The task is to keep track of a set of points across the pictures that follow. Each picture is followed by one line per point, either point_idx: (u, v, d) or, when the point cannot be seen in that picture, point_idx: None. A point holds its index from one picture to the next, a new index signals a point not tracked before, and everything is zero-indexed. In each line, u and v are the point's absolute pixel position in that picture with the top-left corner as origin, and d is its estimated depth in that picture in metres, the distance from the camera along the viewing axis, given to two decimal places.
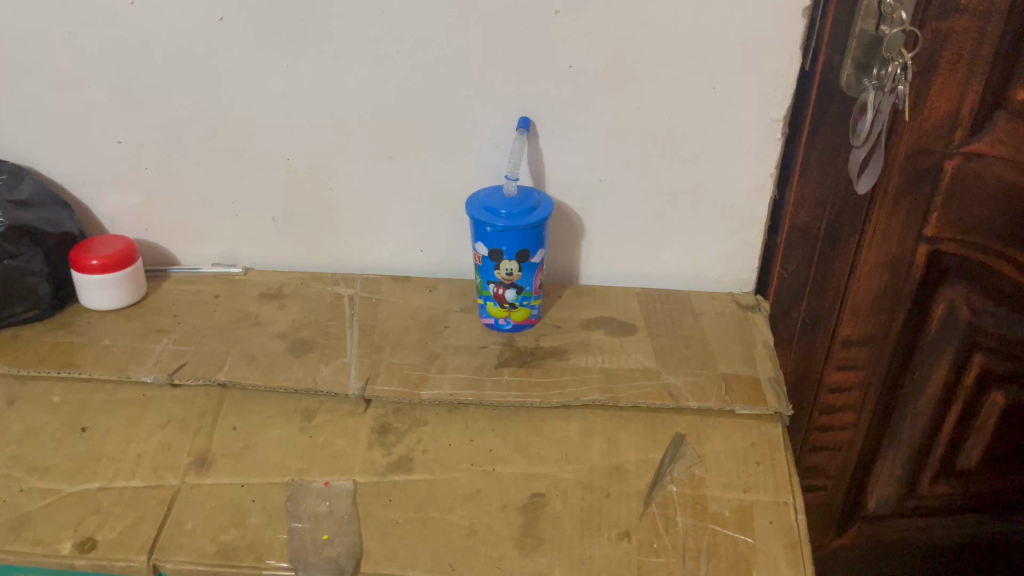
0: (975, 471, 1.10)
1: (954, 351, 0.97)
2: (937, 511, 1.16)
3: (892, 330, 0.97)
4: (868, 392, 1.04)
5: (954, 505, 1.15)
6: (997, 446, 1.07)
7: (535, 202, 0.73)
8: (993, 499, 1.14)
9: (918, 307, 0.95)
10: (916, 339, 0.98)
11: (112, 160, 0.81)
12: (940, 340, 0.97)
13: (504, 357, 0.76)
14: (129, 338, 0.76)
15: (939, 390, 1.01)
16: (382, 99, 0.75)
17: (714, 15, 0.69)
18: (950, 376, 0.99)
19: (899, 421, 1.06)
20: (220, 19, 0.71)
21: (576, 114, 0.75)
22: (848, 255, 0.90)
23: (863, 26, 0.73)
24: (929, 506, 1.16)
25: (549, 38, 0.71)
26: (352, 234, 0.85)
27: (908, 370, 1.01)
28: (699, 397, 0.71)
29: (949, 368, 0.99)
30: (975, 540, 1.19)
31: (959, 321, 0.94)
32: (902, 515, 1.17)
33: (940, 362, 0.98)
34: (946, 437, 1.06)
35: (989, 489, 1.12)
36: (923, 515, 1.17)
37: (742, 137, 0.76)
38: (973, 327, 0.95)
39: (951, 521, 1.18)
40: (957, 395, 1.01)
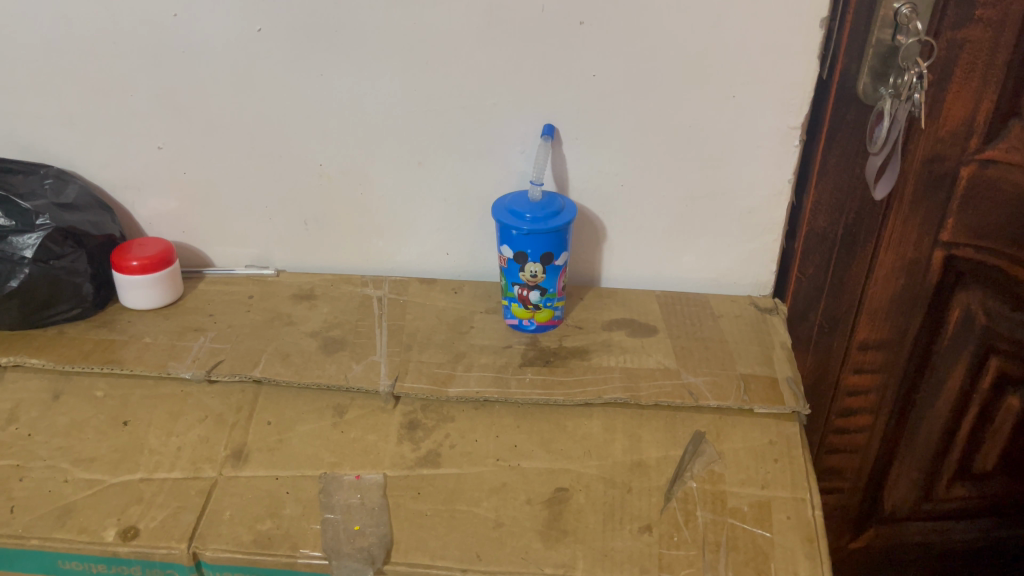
0: (992, 475, 1.11)
1: (970, 355, 0.98)
2: (954, 514, 1.17)
3: (908, 334, 0.99)
4: (884, 395, 1.06)
5: (971, 509, 1.16)
6: (1014, 450, 1.07)
7: (559, 206, 0.76)
8: (1011, 503, 1.14)
9: (935, 311, 0.97)
10: (933, 343, 0.99)
11: (151, 165, 0.84)
12: (956, 344, 0.98)
13: (528, 357, 0.78)
14: (167, 336, 0.79)
15: (956, 393, 1.03)
16: (412, 106, 0.78)
17: (735, 26, 0.71)
18: (966, 379, 1.01)
19: (915, 424, 1.08)
20: (258, 30, 0.74)
21: (600, 121, 0.77)
22: (865, 259, 0.92)
23: (880, 36, 0.75)
24: (946, 509, 1.17)
25: (574, 48, 0.73)
26: (380, 238, 0.88)
27: (925, 373, 1.02)
28: (718, 396, 0.73)
29: (965, 371, 1.00)
30: (992, 544, 1.20)
31: (975, 325, 0.96)
32: (919, 517, 1.19)
33: (956, 366, 1.00)
34: (963, 441, 1.07)
35: (1005, 494, 1.13)
36: (939, 518, 1.18)
37: (762, 144, 0.78)
38: (989, 331, 0.96)
39: (968, 525, 1.19)
40: (974, 398, 1.03)
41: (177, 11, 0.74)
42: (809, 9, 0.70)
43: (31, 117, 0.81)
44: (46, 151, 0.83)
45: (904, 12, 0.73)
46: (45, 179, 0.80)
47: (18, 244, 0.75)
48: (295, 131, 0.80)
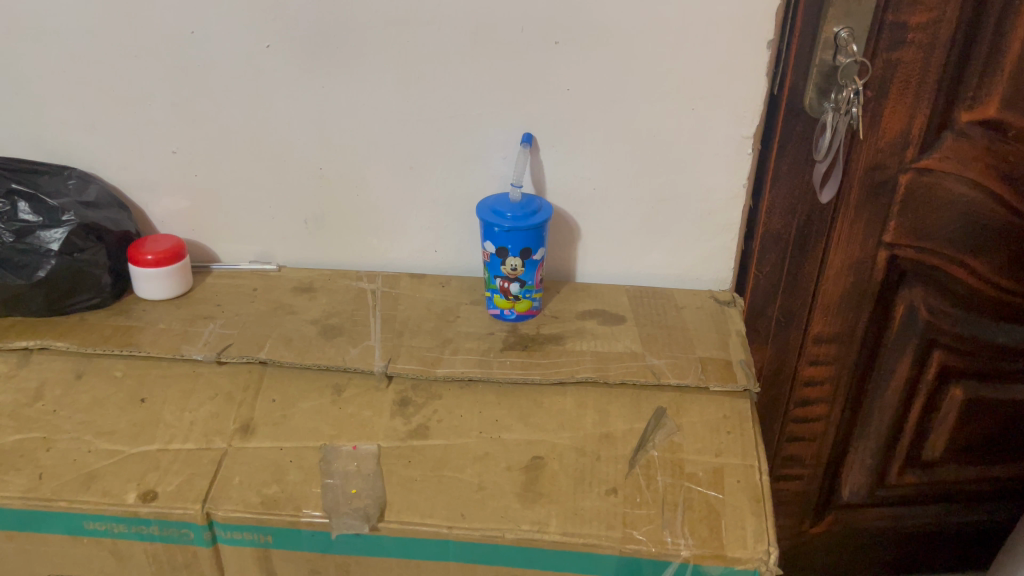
0: (939, 463, 1.23)
1: (915, 348, 1.09)
2: (904, 500, 1.28)
3: (858, 327, 1.08)
4: (838, 385, 1.15)
5: (920, 496, 1.27)
6: (958, 438, 1.19)
7: (537, 206, 0.84)
8: (957, 486, 1.26)
9: (880, 305, 1.06)
10: (882, 336, 1.09)
11: (164, 169, 0.91)
12: (902, 337, 1.08)
13: (509, 342, 0.85)
14: (179, 323, 0.86)
15: (904, 383, 1.13)
16: (406, 116, 0.86)
17: (693, 48, 0.80)
18: (913, 370, 1.11)
19: (868, 411, 1.17)
20: (267, 46, 0.82)
21: (574, 130, 0.86)
22: (817, 258, 1.01)
23: (823, 56, 0.84)
24: (898, 495, 1.27)
25: (551, 66, 0.82)
26: (375, 235, 0.95)
27: (875, 364, 1.12)
28: (678, 375, 0.81)
29: (911, 363, 1.11)
30: (939, 527, 1.31)
31: (919, 320, 1.06)
32: (874, 504, 1.29)
33: (903, 358, 1.10)
34: (912, 429, 1.18)
35: (950, 480, 1.25)
36: (892, 505, 1.29)
37: (719, 152, 0.87)
38: (931, 326, 1.06)
39: (918, 510, 1.29)
40: (920, 387, 1.14)
41: (194, 28, 0.82)
42: (757, 33, 0.79)
43: (57, 122, 0.88)
44: (69, 155, 0.90)
45: (843, 36, 0.82)
46: (69, 179, 0.88)
47: (46, 237, 0.83)
48: (298, 139, 0.88)
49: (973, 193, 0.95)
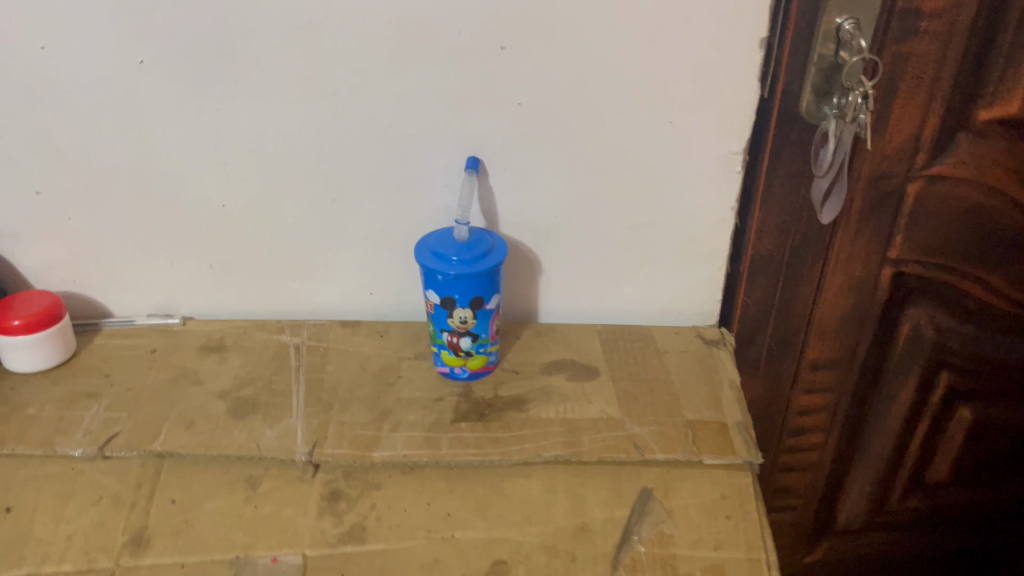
0: (942, 485, 1.12)
1: (921, 370, 0.97)
2: (904, 524, 1.17)
3: (857, 351, 0.96)
4: (836, 411, 1.03)
5: (921, 519, 1.16)
6: (963, 460, 1.08)
7: (488, 245, 0.70)
8: (963, 508, 1.14)
9: (882, 326, 0.94)
10: (882, 358, 0.97)
11: (30, 213, 0.74)
12: (906, 360, 0.96)
13: (461, 411, 0.71)
14: (55, 406, 0.70)
15: (907, 407, 1.01)
16: (323, 141, 0.70)
17: (670, 50, 0.65)
18: (917, 393, 1.00)
19: (867, 436, 1.05)
20: (140, 62, 0.65)
21: (529, 151, 0.71)
22: (813, 280, 0.88)
23: (823, 51, 0.70)
24: (897, 520, 1.16)
25: (497, 75, 0.66)
26: (296, 279, 0.80)
27: (877, 388, 1.00)
28: (666, 448, 0.67)
29: (915, 386, 0.99)
30: (941, 549, 1.21)
31: (925, 341, 0.94)
32: (871, 529, 1.18)
33: (907, 381, 0.98)
34: (915, 453, 1.07)
35: (955, 501, 1.14)
36: (890, 529, 1.18)
37: (701, 171, 0.73)
38: (938, 347, 0.94)
39: (919, 533, 1.19)
40: (924, 410, 1.02)
41: (45, 42, 0.64)
42: (748, 30, 0.64)
43: None
44: None
45: (847, 28, 0.68)
46: None
47: None
48: (193, 172, 0.72)
49: (991, 202, 0.83)
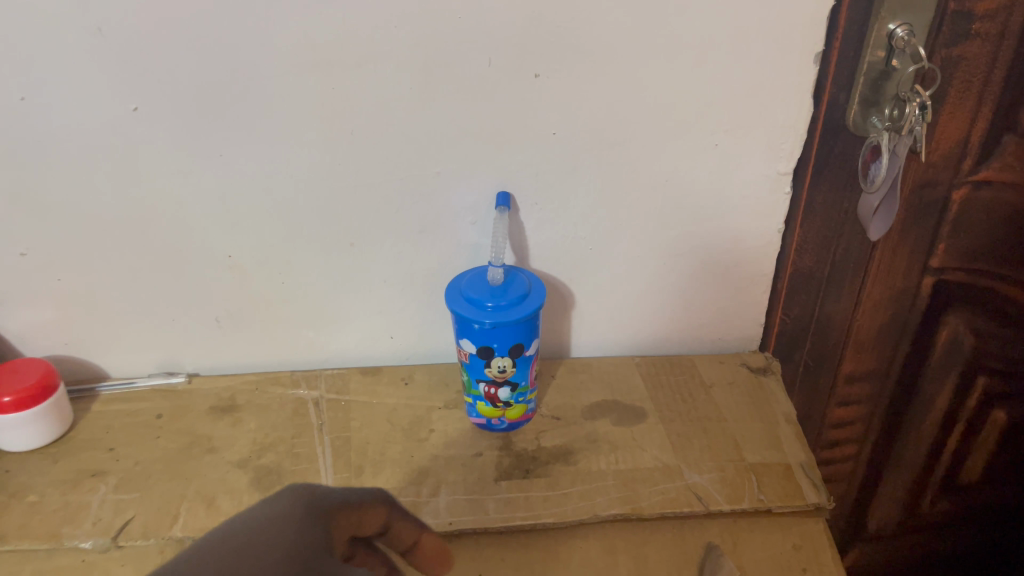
0: (986, 501, 0.98)
1: (958, 377, 0.86)
2: (944, 538, 1.06)
3: (895, 363, 0.88)
4: (871, 424, 0.95)
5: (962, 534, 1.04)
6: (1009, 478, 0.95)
7: (526, 286, 0.64)
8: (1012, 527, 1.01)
9: (920, 340, 0.85)
10: (919, 367, 0.87)
11: (17, 276, 0.67)
12: (943, 368, 0.86)
13: (504, 467, 0.65)
14: (57, 490, 0.63)
15: (943, 417, 0.90)
16: (338, 184, 0.64)
17: (715, 70, 0.61)
18: (954, 402, 0.89)
19: (903, 458, 0.97)
20: (134, 108, 0.59)
21: (563, 182, 0.66)
22: (850, 293, 0.81)
23: (872, 60, 0.64)
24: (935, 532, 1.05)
25: (529, 105, 0.61)
26: (311, 327, 0.74)
27: (912, 397, 0.90)
28: (731, 497, 0.62)
29: (950, 395, 0.88)
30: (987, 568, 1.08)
31: (963, 347, 0.84)
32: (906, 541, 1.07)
33: (943, 389, 0.88)
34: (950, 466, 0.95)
35: (1002, 518, 1.00)
36: (926, 542, 1.07)
37: (746, 196, 0.69)
38: (978, 354, 0.83)
39: (961, 549, 1.06)
40: (961, 421, 0.90)
41: (24, 92, 0.57)
42: (801, 44, 0.60)
43: None
44: None
45: (900, 35, 0.62)
46: None
47: None
48: (196, 222, 0.66)
49: None
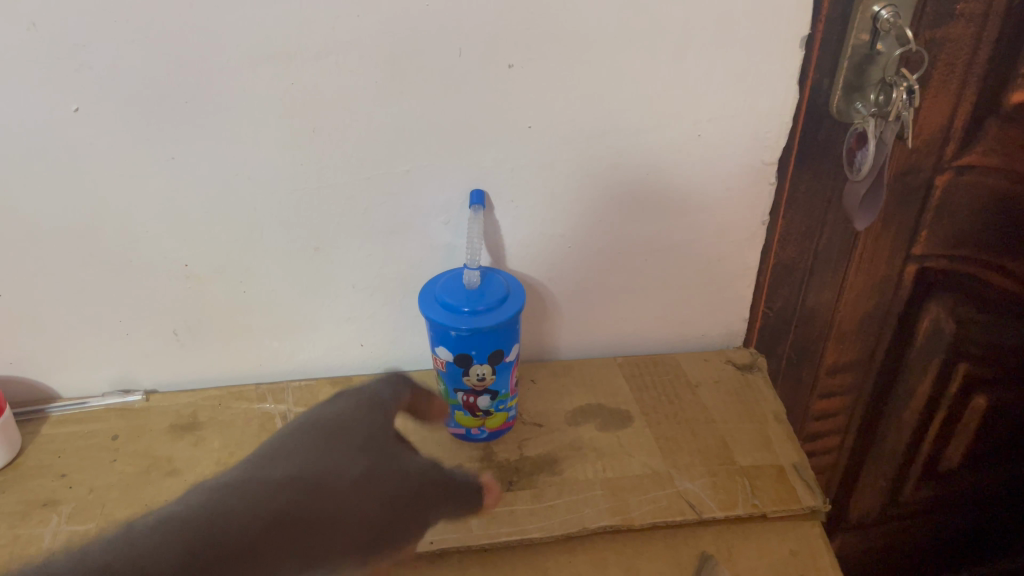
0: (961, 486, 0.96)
1: (939, 361, 0.83)
2: (919, 529, 1.02)
3: (877, 353, 0.84)
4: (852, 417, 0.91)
5: (936, 523, 1.02)
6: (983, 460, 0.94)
7: (505, 288, 0.61)
8: (985, 509, 0.99)
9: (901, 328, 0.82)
10: (900, 355, 0.84)
11: None
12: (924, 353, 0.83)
13: (487, 481, 0.61)
14: (4, 522, 0.58)
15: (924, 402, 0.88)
16: (301, 185, 0.60)
17: (697, 55, 0.58)
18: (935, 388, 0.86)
19: (880, 452, 0.94)
20: (76, 109, 0.54)
21: (541, 178, 0.63)
22: (834, 281, 0.76)
23: (857, 43, 0.59)
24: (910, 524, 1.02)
25: (504, 97, 0.58)
26: (277, 337, 0.70)
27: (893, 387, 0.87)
28: (724, 504, 0.59)
29: (932, 380, 0.86)
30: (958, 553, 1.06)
31: (945, 332, 0.81)
32: (882, 536, 1.03)
33: (925, 374, 0.85)
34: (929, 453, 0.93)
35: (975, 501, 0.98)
36: (901, 536, 1.03)
37: (732, 186, 0.68)
38: (959, 336, 0.81)
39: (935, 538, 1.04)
40: (940, 406, 0.88)
41: None
42: (790, 26, 0.58)
43: None
44: None
45: (886, 18, 0.57)
46: None
47: None
48: (148, 230, 0.61)
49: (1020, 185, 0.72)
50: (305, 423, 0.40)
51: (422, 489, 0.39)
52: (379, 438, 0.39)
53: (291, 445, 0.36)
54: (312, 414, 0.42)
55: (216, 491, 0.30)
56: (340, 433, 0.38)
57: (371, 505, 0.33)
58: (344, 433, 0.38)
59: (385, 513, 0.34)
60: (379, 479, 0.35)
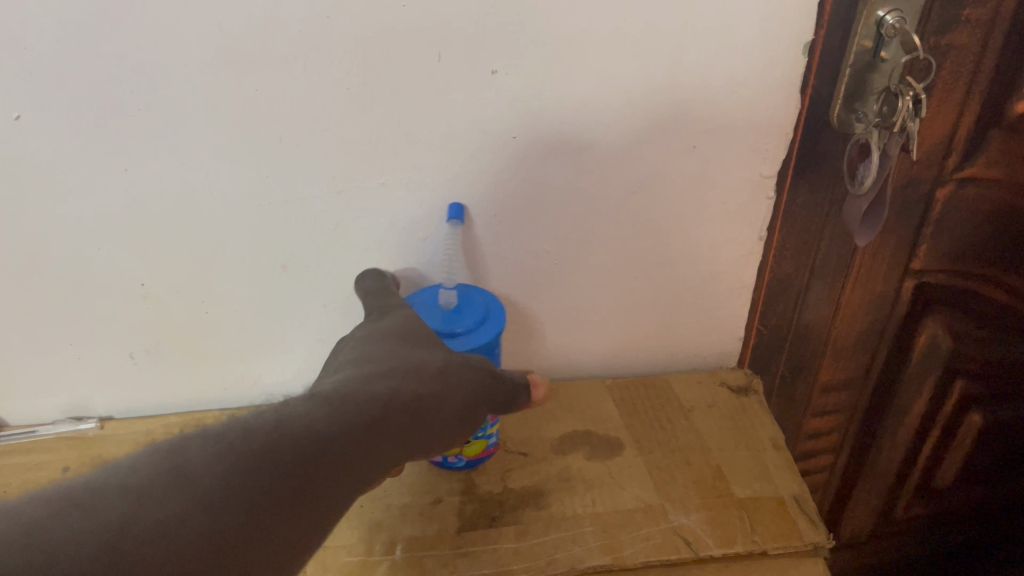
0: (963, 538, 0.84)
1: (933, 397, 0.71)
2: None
3: (872, 379, 0.73)
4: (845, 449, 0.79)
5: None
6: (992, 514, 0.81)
7: (484, 307, 0.58)
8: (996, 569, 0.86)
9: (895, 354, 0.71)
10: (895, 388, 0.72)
11: None
12: (917, 386, 0.71)
13: (468, 516, 0.58)
14: None
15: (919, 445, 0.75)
16: (266, 198, 0.56)
17: (694, 61, 0.54)
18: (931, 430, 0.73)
19: (868, 494, 0.81)
20: (16, 117, 0.50)
21: (525, 192, 0.59)
22: (822, 291, 0.67)
23: (860, 48, 0.54)
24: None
25: (486, 105, 0.54)
26: (242, 360, 0.66)
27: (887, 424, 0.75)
28: (722, 540, 0.56)
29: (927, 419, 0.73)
30: None
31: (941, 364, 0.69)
32: None
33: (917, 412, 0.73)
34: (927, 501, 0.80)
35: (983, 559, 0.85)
36: None
37: (727, 201, 0.64)
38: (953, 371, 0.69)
39: None
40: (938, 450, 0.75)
41: None
42: (789, 33, 0.55)
43: None
44: None
45: (891, 23, 0.51)
46: None
47: None
48: (99, 247, 0.57)
49: None
50: (377, 325, 0.53)
51: (488, 374, 0.53)
52: (436, 343, 0.52)
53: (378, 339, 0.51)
54: (372, 316, 0.55)
55: (350, 385, 0.44)
56: (413, 350, 0.50)
57: (451, 389, 0.49)
58: (410, 332, 0.52)
59: (464, 393, 0.50)
60: (456, 373, 0.50)
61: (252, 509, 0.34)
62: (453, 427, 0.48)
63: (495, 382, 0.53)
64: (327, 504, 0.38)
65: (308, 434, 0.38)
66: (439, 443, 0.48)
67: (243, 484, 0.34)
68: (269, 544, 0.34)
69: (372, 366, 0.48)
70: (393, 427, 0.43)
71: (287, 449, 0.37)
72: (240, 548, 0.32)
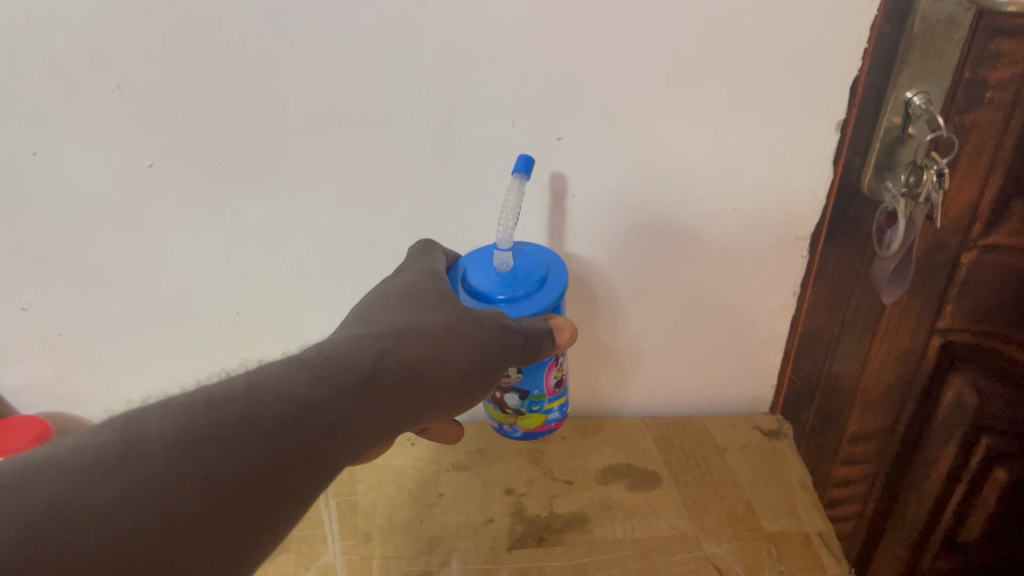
0: None
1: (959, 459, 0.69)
2: None
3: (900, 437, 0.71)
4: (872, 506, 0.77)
5: None
6: None
7: (543, 269, 0.58)
8: None
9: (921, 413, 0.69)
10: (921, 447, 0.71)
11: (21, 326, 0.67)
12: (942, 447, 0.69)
13: (517, 535, 0.63)
14: None
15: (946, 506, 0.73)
16: (353, 240, 0.63)
17: (740, 133, 0.61)
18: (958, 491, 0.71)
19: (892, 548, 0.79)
20: (148, 164, 0.58)
21: (581, 243, 0.67)
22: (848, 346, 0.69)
23: (891, 122, 0.56)
24: None
25: (550, 166, 0.61)
26: None
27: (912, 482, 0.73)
28: (750, 569, 0.60)
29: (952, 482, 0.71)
30: None
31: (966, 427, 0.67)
32: None
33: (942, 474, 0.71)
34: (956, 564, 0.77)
35: None
36: None
37: (766, 258, 0.70)
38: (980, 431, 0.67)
39: None
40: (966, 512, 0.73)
41: (37, 148, 0.56)
42: (827, 111, 0.60)
43: None
44: None
45: (918, 104, 0.54)
46: None
47: None
48: (203, 277, 0.65)
49: None
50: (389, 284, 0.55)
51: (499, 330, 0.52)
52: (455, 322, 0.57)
53: (386, 301, 0.53)
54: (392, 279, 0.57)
55: (339, 346, 0.44)
56: (420, 307, 0.52)
57: (456, 344, 0.49)
58: (417, 292, 0.53)
59: (472, 350, 0.50)
60: (459, 333, 0.50)
61: (208, 490, 0.33)
62: (455, 384, 0.49)
63: (513, 332, 0.53)
64: (309, 469, 0.37)
65: (279, 405, 0.37)
66: (453, 401, 0.50)
67: (192, 462, 0.33)
68: (221, 524, 0.33)
69: (376, 326, 0.49)
70: (383, 391, 0.43)
71: (246, 424, 0.36)
72: (187, 530, 0.31)
